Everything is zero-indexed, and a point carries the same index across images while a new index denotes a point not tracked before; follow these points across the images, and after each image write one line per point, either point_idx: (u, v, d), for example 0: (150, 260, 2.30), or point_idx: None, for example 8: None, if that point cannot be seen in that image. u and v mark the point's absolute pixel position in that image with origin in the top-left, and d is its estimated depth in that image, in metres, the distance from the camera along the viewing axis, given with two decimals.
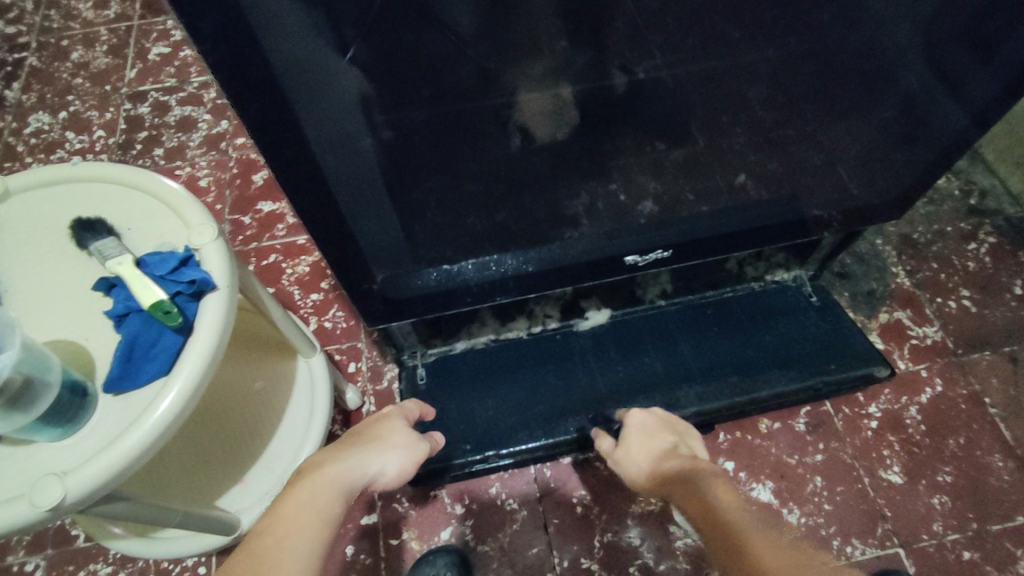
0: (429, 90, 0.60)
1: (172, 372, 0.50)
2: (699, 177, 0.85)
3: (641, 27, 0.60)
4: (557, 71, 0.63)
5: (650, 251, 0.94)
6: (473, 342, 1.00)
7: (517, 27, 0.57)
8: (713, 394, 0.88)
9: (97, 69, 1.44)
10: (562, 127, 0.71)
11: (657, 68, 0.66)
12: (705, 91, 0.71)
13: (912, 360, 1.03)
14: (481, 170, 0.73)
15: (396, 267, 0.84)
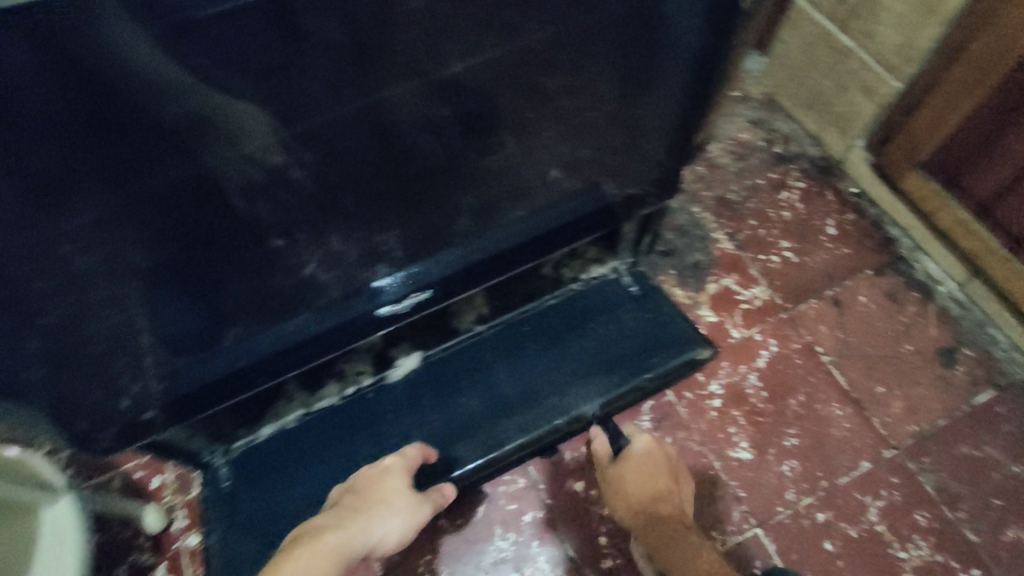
0: (172, 117, 0.44)
1: None
2: (467, 204, 0.73)
3: (428, 20, 0.48)
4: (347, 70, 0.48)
5: (406, 298, 0.83)
6: (282, 424, 0.89)
7: (320, 42, 0.45)
8: (535, 422, 0.83)
9: None
10: (364, 145, 0.57)
11: (452, 72, 0.54)
12: (508, 86, 0.60)
13: (745, 326, 1.01)
14: (244, 226, 0.58)
15: (195, 349, 0.70)
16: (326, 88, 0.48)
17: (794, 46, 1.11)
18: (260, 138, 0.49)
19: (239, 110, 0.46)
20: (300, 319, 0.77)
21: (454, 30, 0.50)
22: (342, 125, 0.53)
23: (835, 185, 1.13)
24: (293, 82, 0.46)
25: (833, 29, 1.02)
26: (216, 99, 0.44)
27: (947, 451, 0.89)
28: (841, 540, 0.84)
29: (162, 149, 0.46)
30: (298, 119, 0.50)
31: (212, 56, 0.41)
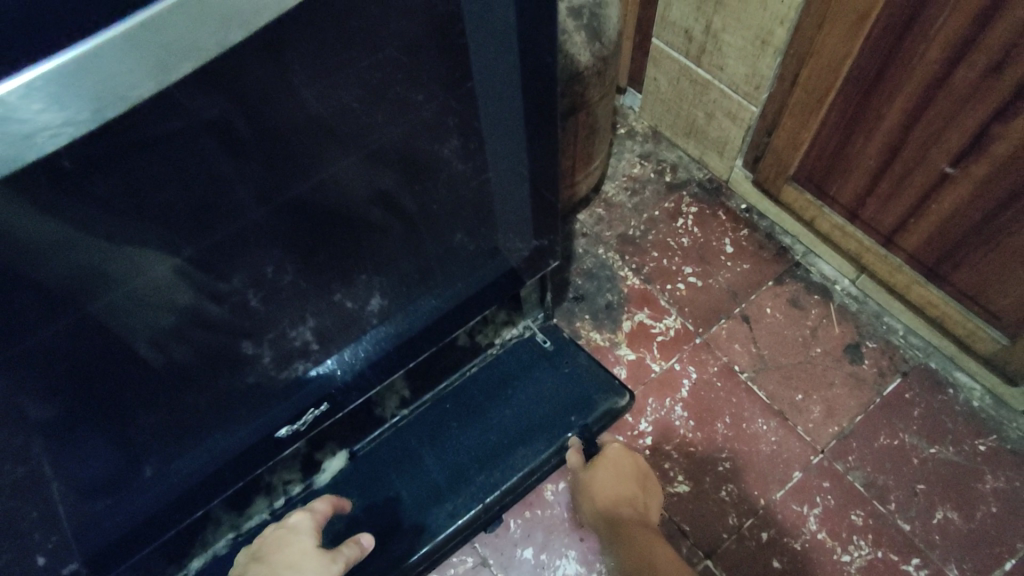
0: (53, 276, 0.44)
1: None
2: (353, 298, 0.72)
3: (327, 144, 0.50)
4: (236, 188, 0.48)
5: (302, 416, 0.80)
6: (212, 552, 0.86)
7: (232, 190, 0.48)
8: (466, 502, 0.82)
9: None
10: (271, 248, 0.56)
11: (355, 185, 0.57)
12: (413, 184, 0.62)
13: (664, 357, 1.03)
14: (141, 363, 0.57)
15: (117, 488, 0.68)
16: (220, 208, 0.48)
17: (661, 83, 1.16)
18: (153, 274, 0.49)
19: (125, 253, 0.46)
20: (215, 442, 0.73)
21: (334, 129, 0.50)
22: (243, 236, 0.53)
23: (725, 204, 1.18)
24: (181, 213, 0.46)
25: (690, 65, 1.08)
26: (96, 251, 0.44)
27: (869, 445, 0.93)
28: (787, 556, 0.86)
29: (51, 307, 0.46)
30: (195, 243, 0.50)
31: (83, 213, 0.41)
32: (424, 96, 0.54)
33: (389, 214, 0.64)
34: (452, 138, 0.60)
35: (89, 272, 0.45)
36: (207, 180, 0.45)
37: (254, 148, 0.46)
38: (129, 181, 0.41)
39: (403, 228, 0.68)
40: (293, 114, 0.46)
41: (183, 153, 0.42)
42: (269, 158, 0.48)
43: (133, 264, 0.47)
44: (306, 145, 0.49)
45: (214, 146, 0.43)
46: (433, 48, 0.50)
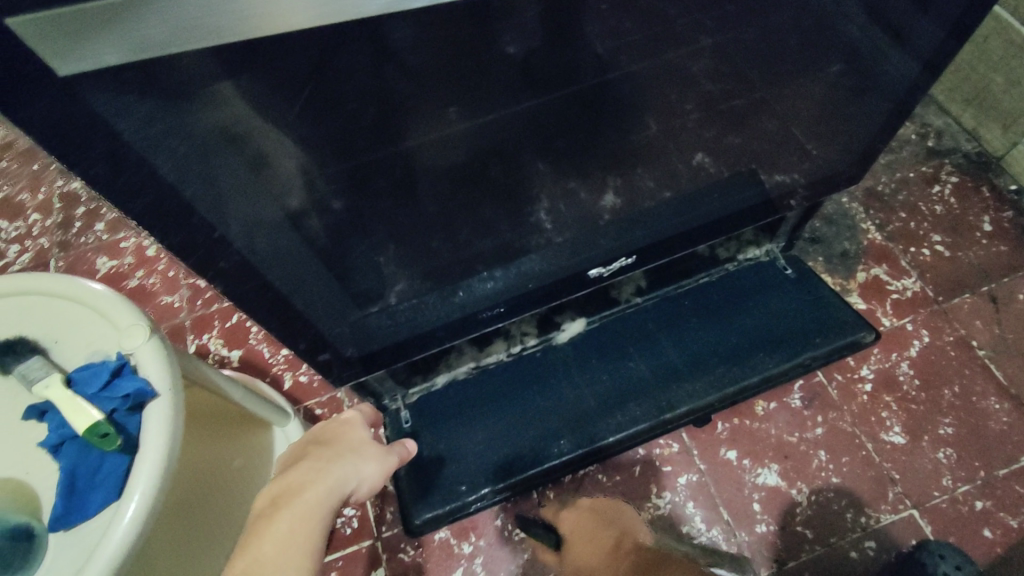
0: (215, 129, 0.42)
1: (122, 494, 0.48)
2: (673, 179, 0.76)
3: (569, 50, 0.50)
4: (466, 82, 0.48)
5: (614, 261, 0.85)
6: (454, 375, 0.95)
7: (446, 83, 0.47)
8: (706, 388, 0.88)
9: (23, 148, 1.38)
10: (459, 155, 0.56)
11: (553, 103, 0.55)
12: (620, 109, 0.61)
13: (896, 315, 1.02)
14: (311, 233, 0.57)
15: (425, 283, 0.74)
16: (435, 99, 0.48)
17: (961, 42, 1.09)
18: (289, 164, 0.48)
19: (277, 135, 0.45)
20: (485, 276, 0.77)
21: (602, 37, 0.50)
22: (442, 134, 0.53)
23: (990, 181, 1.12)
24: (385, 98, 0.46)
25: (1012, 25, 1.00)
26: (249, 119, 0.43)
27: None
28: (1001, 529, 0.86)
29: (213, 165, 0.45)
30: (392, 129, 0.50)
31: (299, 74, 0.41)
32: (701, 18, 0.53)
33: (605, 133, 0.64)
34: (707, 58, 0.59)
35: (243, 134, 0.44)
36: (415, 64, 0.44)
37: (511, 43, 0.46)
38: (354, 58, 0.41)
39: (627, 141, 0.67)
40: (578, 10, 0.46)
41: (434, 31, 0.42)
42: (504, 59, 0.47)
43: (281, 144, 0.46)
44: (542, 47, 0.48)
45: (474, 30, 0.44)
46: None
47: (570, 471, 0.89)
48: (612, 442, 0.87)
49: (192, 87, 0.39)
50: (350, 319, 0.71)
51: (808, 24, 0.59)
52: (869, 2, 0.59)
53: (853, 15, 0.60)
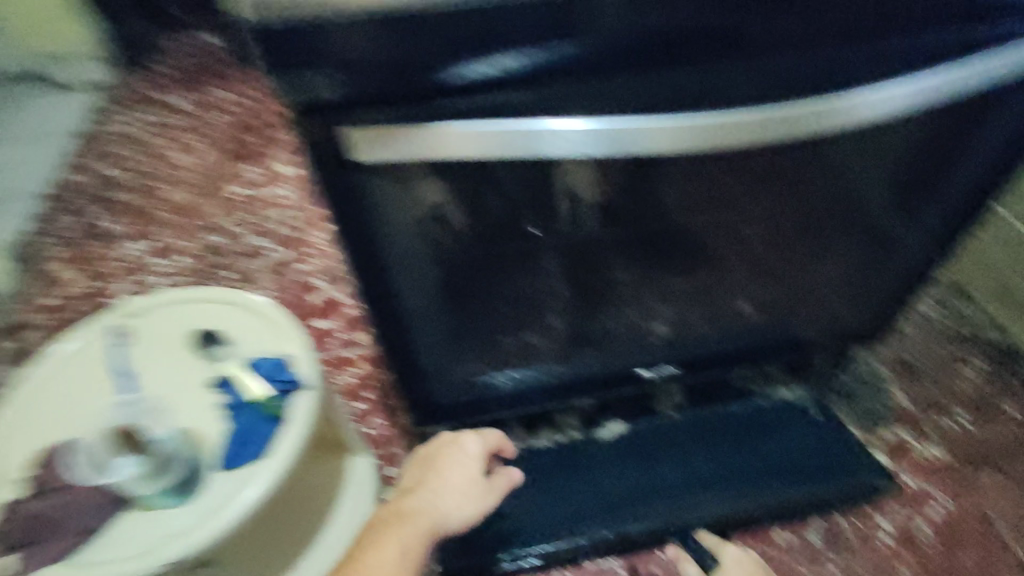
0: (409, 204, 0.63)
1: (264, 456, 0.65)
2: (715, 319, 0.91)
3: (656, 196, 0.68)
4: (580, 203, 0.67)
5: (660, 365, 0.95)
6: None
7: (564, 203, 0.66)
8: (731, 497, 0.99)
9: (183, 203, 1.68)
10: (554, 257, 0.74)
11: (637, 231, 0.73)
12: (686, 249, 0.78)
13: (917, 478, 1.09)
14: (433, 291, 0.74)
15: (502, 360, 0.90)
16: (553, 211, 0.67)
17: (982, 241, 1.22)
18: (444, 233, 0.68)
19: (447, 210, 0.65)
20: (551, 366, 0.93)
21: (679, 194, 0.68)
22: (546, 237, 0.71)
23: (1017, 370, 1.22)
24: (522, 201, 0.65)
25: None
26: (434, 200, 0.63)
27: None
28: None
29: (399, 223, 0.65)
30: (518, 224, 0.68)
31: (475, 170, 0.61)
32: (759, 196, 0.71)
33: (665, 270, 0.80)
34: (758, 225, 0.76)
35: (428, 208, 0.64)
36: (546, 187, 0.63)
37: (611, 185, 0.65)
38: (509, 170, 0.61)
39: (681, 280, 0.83)
40: (663, 173, 0.65)
41: (570, 168, 0.61)
42: (611, 191, 0.66)
43: (443, 219, 0.66)
44: (637, 191, 0.67)
45: (597, 171, 0.63)
46: (914, 142, 0.69)
47: (612, 548, 0.99)
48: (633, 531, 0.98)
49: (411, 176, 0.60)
50: (437, 373, 0.87)
51: (833, 209, 0.76)
52: (890, 192, 0.76)
53: (874, 203, 0.77)
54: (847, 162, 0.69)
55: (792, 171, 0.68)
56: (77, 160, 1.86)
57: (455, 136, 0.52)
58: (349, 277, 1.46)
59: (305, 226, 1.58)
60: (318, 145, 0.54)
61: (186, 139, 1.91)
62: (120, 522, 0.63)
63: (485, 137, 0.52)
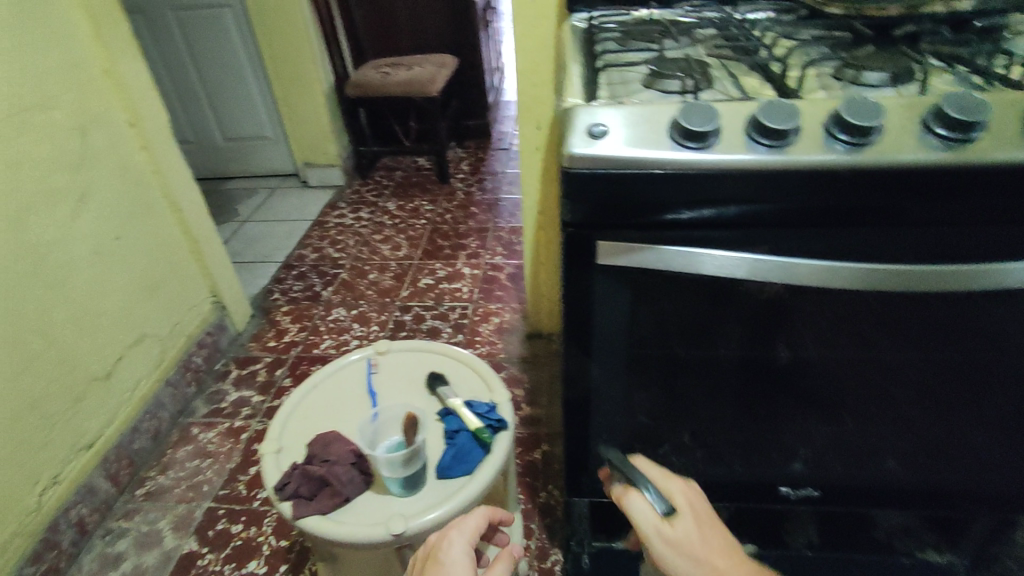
0: (603, 314, 0.79)
1: (475, 473, 0.78)
2: (855, 467, 0.98)
3: (798, 333, 0.81)
4: (735, 333, 0.81)
5: (802, 487, 1.01)
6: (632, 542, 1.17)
7: (721, 327, 0.81)
8: None
9: (384, 286, 2.05)
10: (706, 378, 0.88)
11: (779, 364, 0.85)
12: (825, 391, 0.87)
13: None
14: (598, 387, 0.89)
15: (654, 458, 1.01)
16: (712, 336, 0.82)
17: None
18: (617, 344, 0.83)
19: (625, 322, 0.80)
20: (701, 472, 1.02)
21: (823, 341, 0.81)
22: (702, 360, 0.85)
23: None
24: (687, 326, 0.80)
25: None
26: (623, 310, 0.78)
27: None
28: None
29: (587, 327, 0.80)
30: (679, 346, 0.83)
31: (655, 297, 0.77)
32: (898, 353, 0.82)
33: (806, 408, 0.91)
34: (900, 384, 0.86)
35: (617, 319, 0.80)
36: (710, 308, 0.78)
37: (762, 314, 0.79)
38: (681, 294, 0.76)
39: (822, 421, 0.92)
40: (805, 314, 0.78)
41: (733, 302, 0.77)
42: (763, 330, 0.80)
43: (621, 328, 0.81)
44: (783, 327, 0.80)
45: (755, 305, 0.77)
46: None
47: None
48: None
49: (610, 289, 0.76)
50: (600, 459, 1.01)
51: (991, 374, 0.83)
52: None
53: None
54: (987, 334, 0.79)
55: (921, 330, 0.79)
56: (310, 241, 2.35)
57: (660, 254, 0.68)
58: (509, 368, 1.67)
59: (477, 320, 1.86)
60: (577, 260, 0.73)
61: (393, 235, 2.34)
62: (360, 499, 0.78)
63: (677, 254, 0.67)
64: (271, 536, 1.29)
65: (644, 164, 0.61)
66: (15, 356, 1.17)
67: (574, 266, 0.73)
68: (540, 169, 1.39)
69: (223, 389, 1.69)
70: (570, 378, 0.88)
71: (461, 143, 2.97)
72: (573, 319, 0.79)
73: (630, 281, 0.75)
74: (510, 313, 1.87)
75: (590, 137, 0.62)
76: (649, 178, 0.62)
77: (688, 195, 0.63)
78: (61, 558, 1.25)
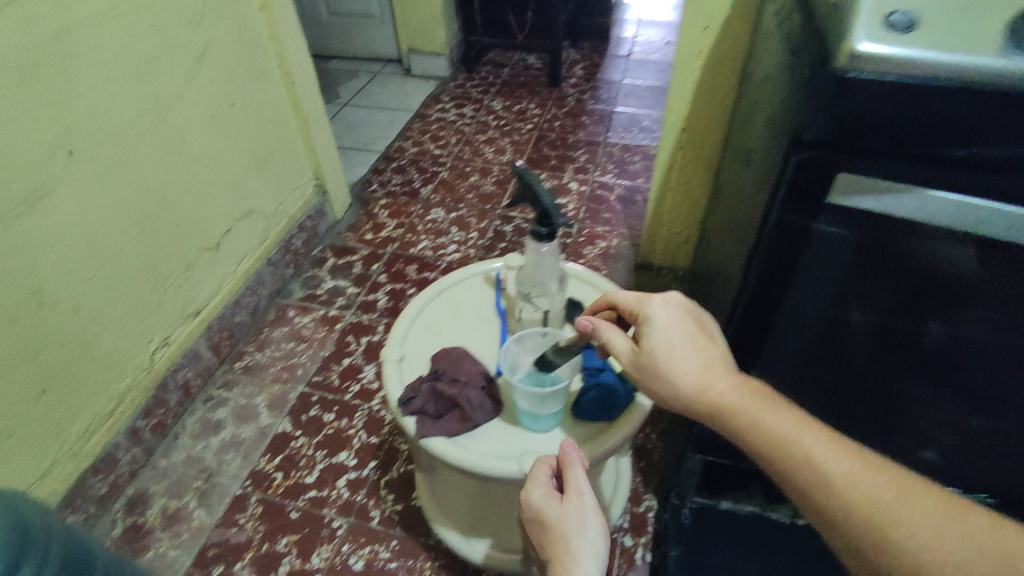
0: (777, 255, 0.65)
1: (616, 420, 0.71)
2: (1011, 477, 0.80)
3: (969, 297, 0.61)
4: (866, 290, 0.66)
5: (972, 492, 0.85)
6: (738, 507, 1.07)
7: (861, 275, 0.64)
8: None
9: (486, 191, 1.93)
10: (823, 344, 0.73)
11: (936, 330, 0.66)
12: (984, 370, 0.67)
13: None
14: (747, 344, 0.75)
15: None
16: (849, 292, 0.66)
17: None
18: (761, 292, 0.69)
19: (779, 267, 0.66)
20: None
21: (989, 309, 0.61)
22: (816, 318, 0.70)
23: None
24: (797, 276, 0.66)
25: None
26: (794, 253, 0.64)
27: None
28: None
29: (767, 265, 0.66)
30: (784, 300, 0.69)
31: (777, 237, 0.63)
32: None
33: (956, 397, 0.72)
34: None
35: (795, 267, 0.65)
36: (861, 255, 0.62)
37: (929, 269, 0.60)
38: (839, 234, 0.61)
39: (976, 414, 0.73)
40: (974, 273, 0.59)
41: (861, 252, 0.62)
42: (915, 292, 0.63)
43: (775, 272, 0.66)
44: (937, 284, 0.61)
45: (918, 262, 0.60)
46: None
47: None
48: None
49: (806, 226, 0.61)
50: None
51: None
52: None
53: None
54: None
55: None
56: (410, 133, 2.24)
57: (874, 182, 0.54)
58: None
59: (583, 241, 1.73)
60: (803, 188, 0.59)
61: (497, 137, 2.19)
62: (486, 426, 0.71)
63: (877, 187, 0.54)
64: (362, 431, 1.29)
65: (951, 72, 0.46)
66: (135, 216, 1.15)
67: (802, 195, 0.59)
68: (697, 79, 1.20)
69: (320, 276, 1.67)
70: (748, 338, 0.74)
71: (575, 43, 2.72)
72: (769, 258, 0.65)
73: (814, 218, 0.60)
74: (617, 238, 1.73)
75: (885, 31, 0.48)
76: (948, 93, 0.47)
77: (971, 118, 0.48)
78: (168, 416, 1.29)
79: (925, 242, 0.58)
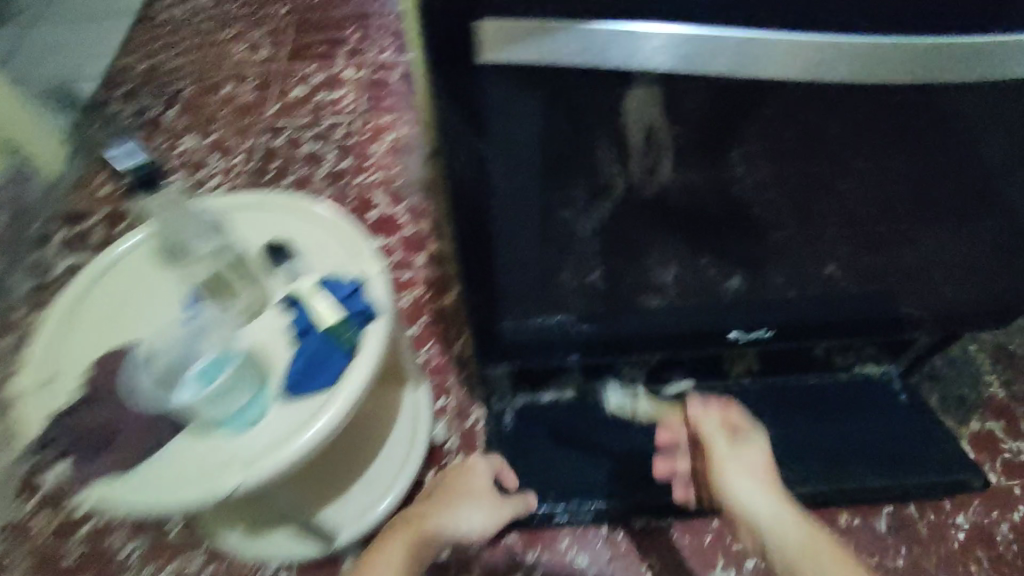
0: (459, 139, 0.55)
1: (337, 382, 0.63)
2: (770, 293, 0.83)
3: (655, 129, 0.58)
4: (563, 156, 0.60)
5: (754, 330, 0.88)
6: (559, 394, 1.03)
7: (552, 141, 0.58)
8: (804, 479, 0.93)
9: (242, 101, 1.60)
10: (552, 220, 0.67)
11: (641, 171, 0.64)
12: (700, 196, 0.68)
13: (1007, 475, 0.99)
14: (475, 245, 0.67)
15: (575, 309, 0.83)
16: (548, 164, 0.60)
17: None
18: (462, 182, 0.59)
19: (467, 151, 0.56)
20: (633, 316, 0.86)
21: (679, 136, 0.60)
22: (529, 201, 0.64)
23: None
24: (492, 165, 0.58)
25: None
26: (474, 134, 0.54)
27: None
28: None
29: (454, 152, 0.56)
30: (492, 191, 0.61)
31: (452, 120, 0.53)
32: (827, 147, 0.63)
33: (700, 232, 0.73)
34: (844, 174, 0.67)
35: (484, 148, 0.56)
36: (544, 118, 0.54)
37: (613, 116, 0.56)
38: (511, 100, 0.51)
39: (729, 243, 0.75)
40: (654, 106, 0.55)
41: (541, 116, 0.54)
42: (608, 144, 0.59)
43: (467, 159, 0.57)
44: (620, 127, 0.57)
45: (596, 111, 0.55)
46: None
47: (674, 512, 0.94)
48: (664, 499, 0.94)
49: (473, 98, 0.51)
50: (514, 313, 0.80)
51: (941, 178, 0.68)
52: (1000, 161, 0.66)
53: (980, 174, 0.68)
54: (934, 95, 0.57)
55: (840, 104, 0.57)
56: (133, 45, 1.78)
57: (522, 28, 0.44)
58: (408, 197, 1.39)
59: (366, 137, 1.50)
60: (449, 47, 0.47)
61: (246, 29, 1.80)
62: (186, 439, 0.63)
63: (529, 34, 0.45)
64: None
65: None
66: None
67: (448, 57, 0.47)
68: None
69: (47, 258, 1.33)
70: (472, 237, 0.66)
71: None
72: (454, 145, 0.55)
73: (477, 86, 0.50)
74: (404, 125, 1.52)
75: None
76: None
77: None
78: None
79: (593, 89, 0.52)
